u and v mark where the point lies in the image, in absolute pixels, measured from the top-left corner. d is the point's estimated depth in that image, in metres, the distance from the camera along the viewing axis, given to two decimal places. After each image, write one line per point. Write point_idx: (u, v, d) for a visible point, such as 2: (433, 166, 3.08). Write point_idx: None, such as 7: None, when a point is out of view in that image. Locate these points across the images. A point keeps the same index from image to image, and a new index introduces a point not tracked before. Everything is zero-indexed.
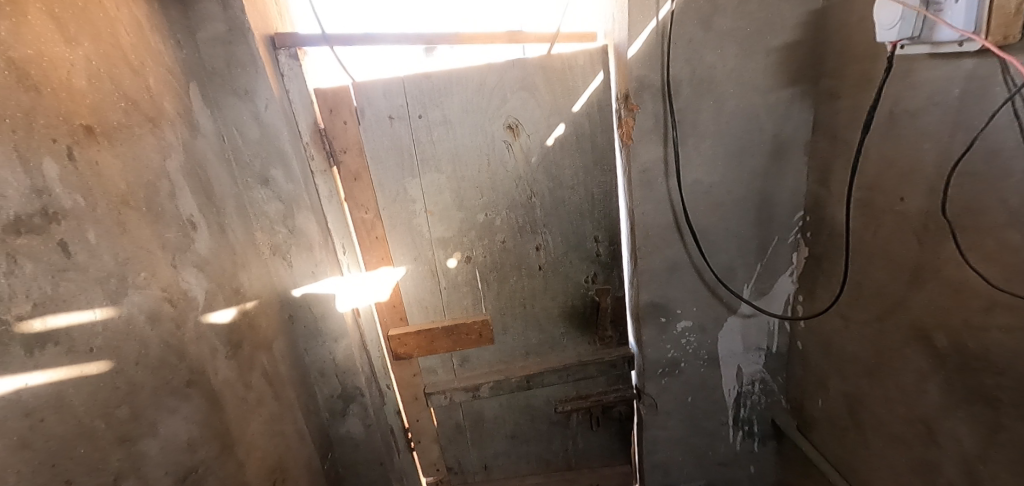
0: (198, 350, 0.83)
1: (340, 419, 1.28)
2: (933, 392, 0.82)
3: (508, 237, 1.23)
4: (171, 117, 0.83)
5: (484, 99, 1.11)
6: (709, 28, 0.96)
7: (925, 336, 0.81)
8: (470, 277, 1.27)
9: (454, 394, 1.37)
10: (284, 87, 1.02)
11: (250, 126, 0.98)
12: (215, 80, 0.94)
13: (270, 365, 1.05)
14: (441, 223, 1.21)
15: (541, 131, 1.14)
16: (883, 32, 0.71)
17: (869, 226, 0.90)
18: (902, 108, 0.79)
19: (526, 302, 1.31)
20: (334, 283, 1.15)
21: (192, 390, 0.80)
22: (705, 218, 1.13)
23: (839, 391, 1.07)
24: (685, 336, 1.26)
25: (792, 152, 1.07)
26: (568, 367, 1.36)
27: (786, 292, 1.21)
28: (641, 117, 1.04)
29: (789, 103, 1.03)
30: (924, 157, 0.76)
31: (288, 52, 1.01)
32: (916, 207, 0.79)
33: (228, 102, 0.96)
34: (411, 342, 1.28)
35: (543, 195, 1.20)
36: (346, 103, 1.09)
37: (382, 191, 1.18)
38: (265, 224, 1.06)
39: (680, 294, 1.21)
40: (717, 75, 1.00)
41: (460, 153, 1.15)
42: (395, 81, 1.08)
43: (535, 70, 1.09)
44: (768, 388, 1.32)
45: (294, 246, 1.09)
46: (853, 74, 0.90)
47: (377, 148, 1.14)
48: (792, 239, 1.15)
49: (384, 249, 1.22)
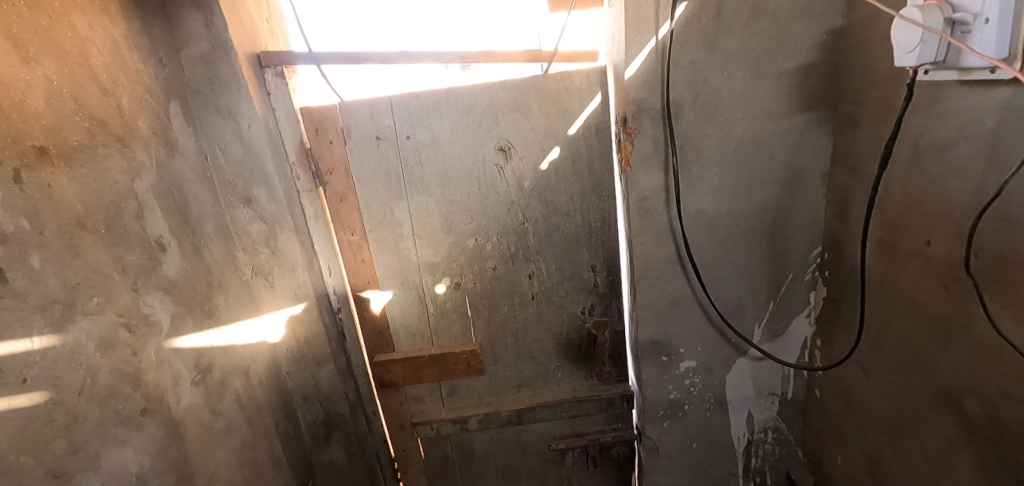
0: (158, 377, 0.80)
1: (323, 445, 1.24)
2: (964, 467, 0.70)
3: (499, 263, 1.16)
4: (144, 136, 0.81)
5: (475, 120, 1.05)
6: (715, 48, 0.89)
7: (955, 401, 0.70)
8: (459, 305, 1.21)
9: (440, 426, 1.30)
10: (270, 105, 1.02)
11: (233, 144, 0.98)
12: (199, 98, 0.93)
13: (244, 390, 1.00)
14: (429, 247, 1.16)
15: (535, 154, 1.08)
16: (901, 56, 0.61)
17: (891, 271, 0.79)
18: (928, 140, 0.69)
19: (518, 332, 1.23)
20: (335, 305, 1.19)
21: (147, 419, 0.76)
22: (710, 252, 1.04)
23: (859, 450, 0.96)
24: (689, 377, 1.16)
25: (807, 182, 0.98)
26: (562, 403, 1.28)
27: (802, 336, 1.10)
28: (640, 142, 0.97)
29: (804, 130, 0.94)
30: (954, 197, 0.66)
31: (274, 70, 1.02)
32: (942, 253, 0.69)
33: (212, 121, 0.95)
34: (396, 369, 1.25)
35: (537, 221, 1.13)
36: (332, 122, 1.06)
37: (368, 212, 1.14)
38: (247, 244, 1.03)
39: (682, 332, 1.11)
40: (723, 98, 0.92)
41: (449, 176, 1.09)
42: (383, 100, 1.04)
43: (528, 90, 1.03)
44: (782, 438, 1.21)
45: (276, 266, 1.08)
46: (875, 99, 0.80)
47: (363, 169, 1.10)
48: (809, 277, 1.05)
49: (370, 271, 1.19)
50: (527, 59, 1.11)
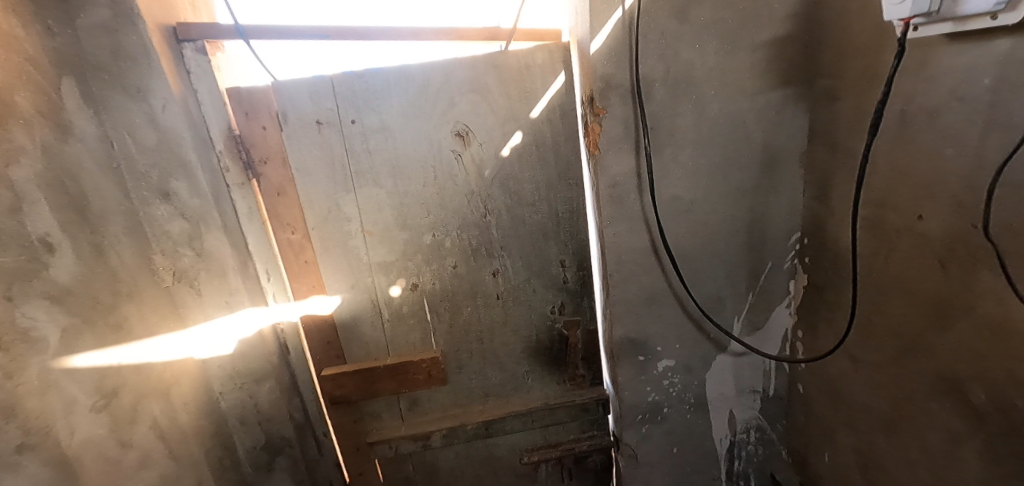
0: (44, 405, 0.66)
1: (267, 475, 1.08)
2: (972, 461, 0.65)
3: (459, 261, 1.06)
4: (26, 115, 0.67)
5: (428, 103, 0.96)
6: (685, 19, 0.83)
7: (959, 388, 0.65)
8: (417, 309, 1.10)
9: (400, 444, 1.18)
10: (191, 86, 0.91)
11: (145, 130, 0.84)
12: (99, 75, 0.79)
13: (165, 415, 0.86)
14: (382, 245, 1.04)
15: (495, 140, 0.99)
16: (891, 8, 0.55)
17: (880, 252, 0.74)
18: (917, 106, 0.64)
19: (483, 336, 1.13)
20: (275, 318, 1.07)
21: (26, 457, 0.62)
22: (686, 242, 0.97)
23: (849, 447, 0.90)
24: (667, 377, 1.09)
25: (784, 164, 0.92)
26: (533, 412, 1.18)
27: (783, 327, 1.04)
28: (609, 123, 0.89)
29: (779, 108, 0.89)
30: (950, 164, 0.61)
31: (193, 45, 0.90)
32: (938, 228, 0.64)
33: (117, 102, 0.81)
34: (348, 383, 1.12)
35: (500, 213, 1.03)
36: (265, 106, 0.95)
37: (311, 207, 1.01)
38: (166, 246, 0.90)
39: (660, 329, 1.04)
40: (695, 73, 0.86)
41: (402, 164, 0.99)
42: (324, 80, 0.93)
43: (486, 69, 0.95)
44: (765, 438, 1.14)
45: (203, 271, 0.94)
46: (854, 70, 0.75)
47: (303, 158, 0.98)
48: (788, 265, 0.99)
49: (315, 275, 1.06)
50: (485, 38, 1.03)
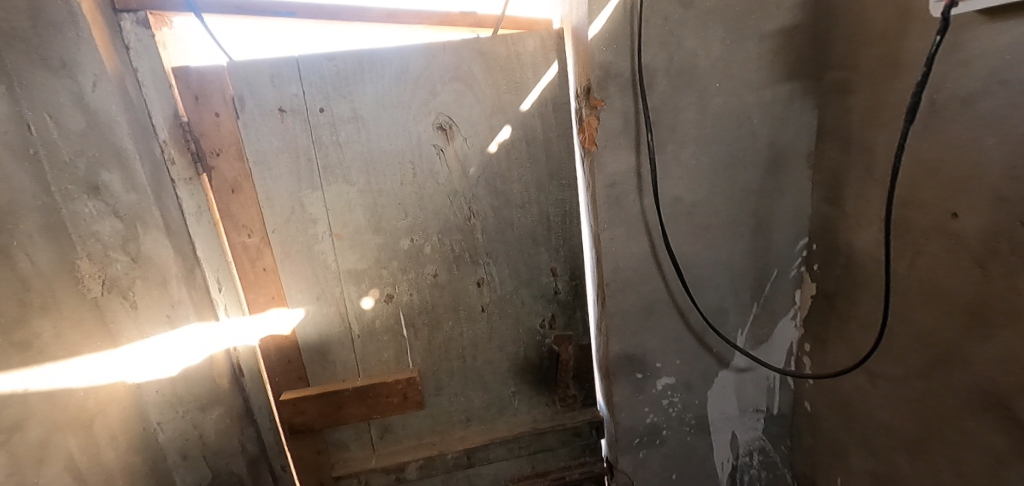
0: None
1: None
2: None
3: (440, 269, 0.96)
4: None
5: (407, 91, 0.86)
6: (689, 4, 0.77)
7: (1004, 405, 0.58)
8: (392, 322, 0.98)
9: (370, 478, 1.04)
10: (130, 64, 0.79)
11: (71, 112, 0.70)
12: (13, 44, 0.65)
13: (85, 453, 0.71)
14: (352, 251, 0.93)
15: (481, 134, 0.90)
16: None
17: (905, 255, 0.67)
18: (949, 93, 0.59)
19: (466, 354, 1.02)
20: (227, 335, 0.93)
21: None
22: (688, 247, 0.89)
23: (865, 470, 0.82)
24: (667, 396, 1.00)
25: (791, 164, 0.86)
26: (520, 437, 1.07)
27: (788, 341, 0.97)
28: (607, 116, 0.81)
29: (786, 104, 0.83)
30: (989, 156, 0.55)
31: (133, 17, 0.78)
32: (976, 226, 0.58)
33: (37, 77, 0.67)
34: (311, 409, 0.98)
35: (485, 215, 0.94)
36: (218, 89, 0.83)
37: (271, 207, 0.90)
38: (95, 251, 0.75)
39: (659, 343, 0.95)
40: (699, 64, 0.80)
41: (375, 159, 0.89)
42: (289, 63, 0.83)
43: (472, 56, 0.86)
44: (769, 461, 1.06)
45: (138, 280, 0.80)
46: (871, 59, 0.70)
47: (263, 150, 0.87)
48: (794, 273, 0.93)
49: (275, 284, 0.94)
50: (471, 24, 1.07)
